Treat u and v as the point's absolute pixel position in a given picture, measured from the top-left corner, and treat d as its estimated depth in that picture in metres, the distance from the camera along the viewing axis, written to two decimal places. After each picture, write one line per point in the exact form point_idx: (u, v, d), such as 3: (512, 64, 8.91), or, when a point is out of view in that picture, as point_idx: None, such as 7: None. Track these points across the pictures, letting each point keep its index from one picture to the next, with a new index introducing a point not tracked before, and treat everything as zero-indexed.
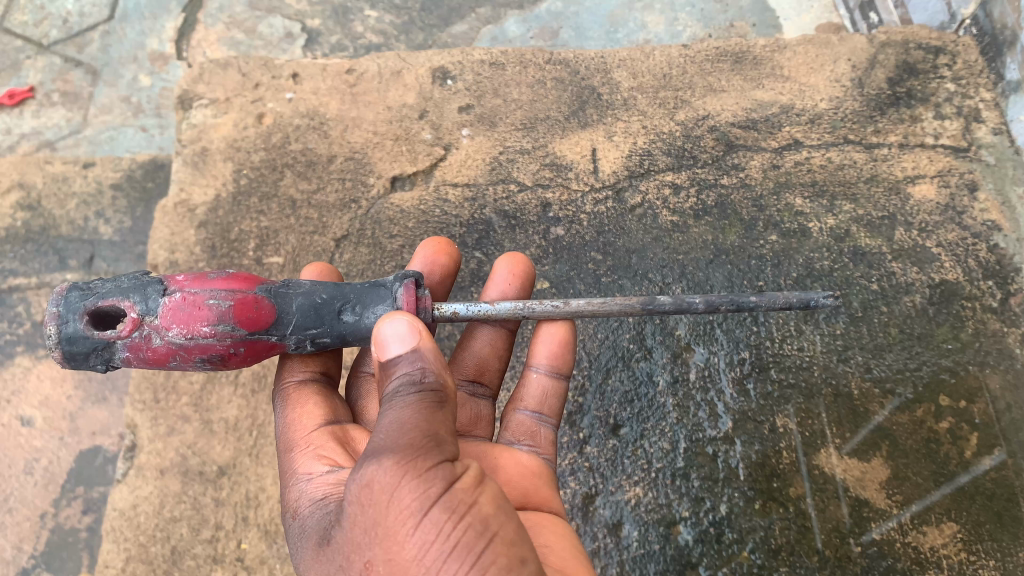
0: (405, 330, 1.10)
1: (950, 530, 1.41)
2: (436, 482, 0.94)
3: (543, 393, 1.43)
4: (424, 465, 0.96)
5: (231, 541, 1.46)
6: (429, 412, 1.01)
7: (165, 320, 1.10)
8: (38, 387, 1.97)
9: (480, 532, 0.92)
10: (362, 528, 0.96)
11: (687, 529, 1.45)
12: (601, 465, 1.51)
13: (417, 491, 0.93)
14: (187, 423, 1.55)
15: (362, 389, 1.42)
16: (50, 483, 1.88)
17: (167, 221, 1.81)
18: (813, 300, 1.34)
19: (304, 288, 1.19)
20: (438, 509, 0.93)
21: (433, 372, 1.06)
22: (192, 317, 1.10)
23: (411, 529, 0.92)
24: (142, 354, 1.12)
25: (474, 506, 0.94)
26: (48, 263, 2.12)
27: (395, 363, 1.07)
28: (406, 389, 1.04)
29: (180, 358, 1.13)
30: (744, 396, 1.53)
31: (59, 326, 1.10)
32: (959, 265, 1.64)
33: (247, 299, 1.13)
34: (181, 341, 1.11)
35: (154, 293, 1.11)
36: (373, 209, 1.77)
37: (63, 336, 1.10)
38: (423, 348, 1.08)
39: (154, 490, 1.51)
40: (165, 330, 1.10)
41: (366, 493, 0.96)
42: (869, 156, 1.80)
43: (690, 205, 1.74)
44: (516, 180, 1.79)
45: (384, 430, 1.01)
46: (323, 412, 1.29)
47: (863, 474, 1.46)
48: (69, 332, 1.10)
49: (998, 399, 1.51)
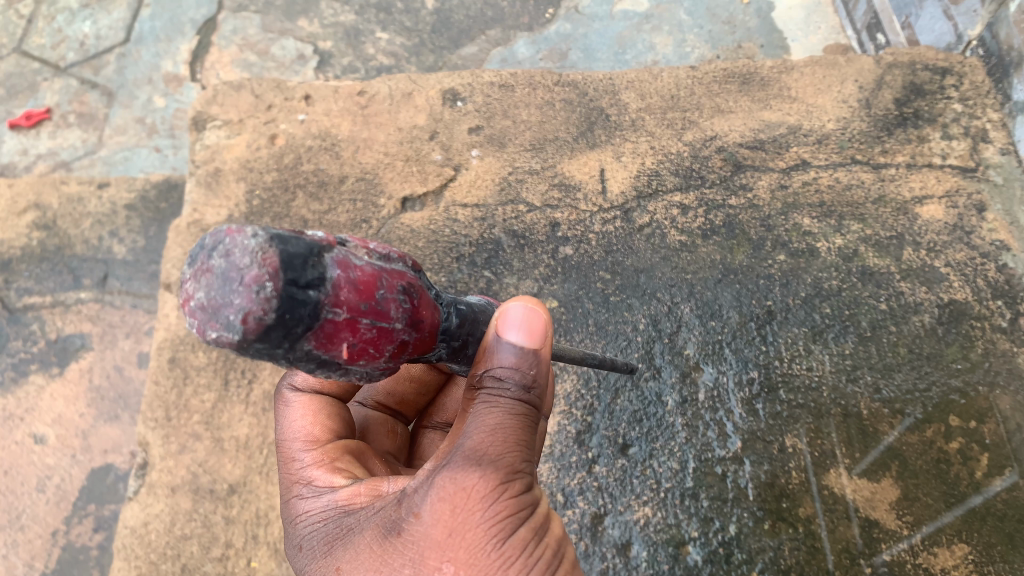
0: (534, 325, 1.05)
1: (961, 552, 1.40)
2: (526, 503, 1.00)
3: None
4: (519, 484, 1.00)
5: (241, 559, 1.47)
6: (530, 426, 1.03)
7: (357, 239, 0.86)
8: (51, 405, 1.99)
9: (555, 552, 1.00)
10: (448, 529, 0.95)
11: (696, 549, 1.44)
12: (609, 484, 1.51)
13: (513, 509, 0.98)
14: (198, 441, 1.57)
15: (361, 413, 1.42)
16: (62, 500, 1.89)
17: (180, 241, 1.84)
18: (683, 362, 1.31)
19: None
20: (525, 527, 0.98)
21: (539, 382, 1.06)
22: None
23: (505, 544, 0.95)
24: (351, 272, 0.78)
25: (548, 529, 1.03)
26: (62, 282, 2.15)
27: (511, 354, 1.03)
28: (514, 393, 1.03)
29: (385, 283, 0.82)
30: (753, 415, 1.54)
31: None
32: (968, 285, 1.65)
33: None
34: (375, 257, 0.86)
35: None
36: (383, 229, 1.79)
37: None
38: (540, 352, 1.06)
39: (165, 507, 1.52)
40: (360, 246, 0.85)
41: (460, 497, 0.96)
42: (877, 176, 1.81)
43: (698, 225, 1.75)
44: (525, 201, 1.81)
45: (486, 432, 1.00)
46: (337, 425, 1.28)
47: (873, 494, 1.46)
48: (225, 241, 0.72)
49: (1009, 419, 1.50)
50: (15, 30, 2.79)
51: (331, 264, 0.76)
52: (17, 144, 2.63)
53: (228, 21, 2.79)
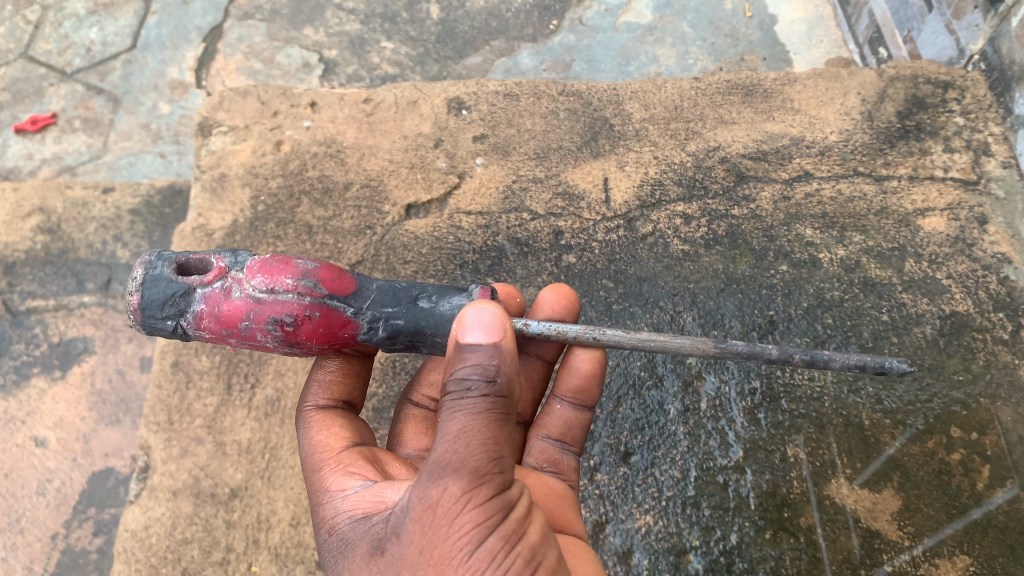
0: (490, 324, 1.10)
1: (962, 564, 1.41)
2: (495, 512, 0.99)
3: (565, 423, 1.45)
4: (486, 492, 0.99)
5: (242, 563, 1.46)
6: (498, 427, 1.03)
7: (250, 272, 1.17)
8: (52, 408, 1.99)
9: (529, 560, 0.98)
10: (420, 547, 0.98)
11: (697, 558, 1.44)
12: (611, 492, 1.51)
13: (479, 520, 0.97)
14: (200, 445, 1.56)
15: (400, 413, 1.44)
16: (62, 504, 1.89)
17: (185, 245, 1.84)
18: (886, 363, 1.28)
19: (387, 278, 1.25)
20: (494, 537, 0.97)
21: (505, 373, 1.06)
22: (277, 269, 1.17)
23: (471, 556, 0.95)
24: (217, 306, 1.16)
25: (524, 537, 1.00)
26: (66, 285, 2.14)
27: (472, 352, 1.07)
28: (478, 391, 1.04)
29: (252, 317, 1.16)
30: (755, 425, 1.54)
31: (148, 269, 1.18)
32: (970, 297, 1.65)
33: (331, 267, 1.19)
34: (260, 291, 1.16)
35: (245, 255, 1.20)
36: (387, 235, 1.79)
37: (148, 280, 1.18)
38: (502, 345, 1.08)
39: (166, 511, 1.51)
40: (247, 280, 1.16)
41: (429, 513, 0.98)
42: (878, 189, 1.82)
43: (701, 234, 1.76)
44: (529, 209, 1.81)
45: (451, 439, 1.01)
46: (348, 434, 1.31)
47: (873, 505, 1.46)
48: (157, 274, 1.18)
49: (1010, 432, 1.51)
50: (21, 36, 2.81)
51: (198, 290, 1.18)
52: (21, 147, 2.64)
53: (234, 29, 2.80)
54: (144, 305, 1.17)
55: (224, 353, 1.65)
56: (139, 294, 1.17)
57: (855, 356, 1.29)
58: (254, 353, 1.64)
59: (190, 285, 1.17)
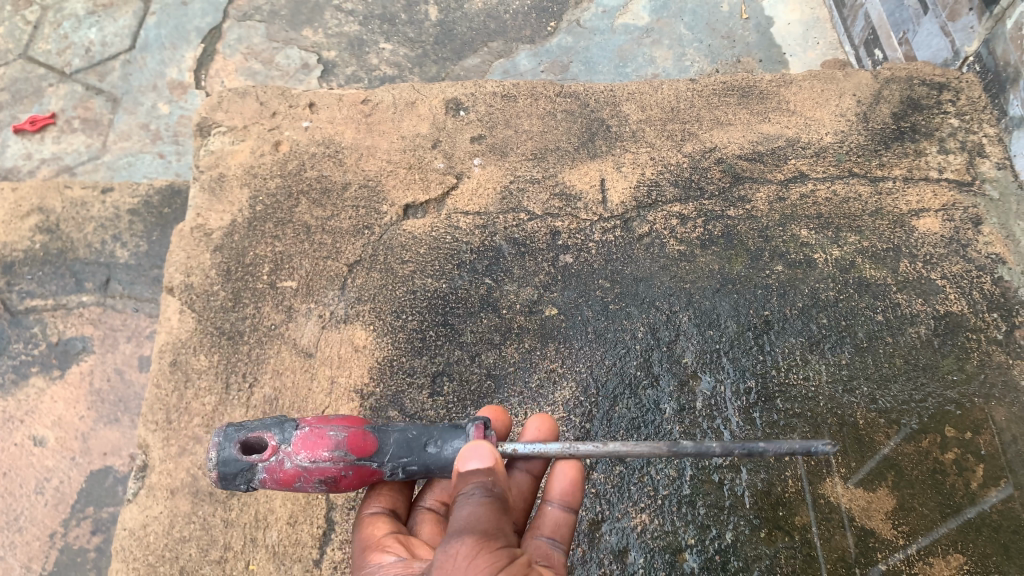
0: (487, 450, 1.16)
1: (957, 562, 1.41)
2: (503, 557, 1.08)
3: (557, 524, 1.35)
4: (496, 544, 1.09)
5: (240, 562, 1.46)
6: (501, 506, 1.13)
7: (296, 446, 1.20)
8: (51, 407, 1.99)
9: None
10: None
11: (692, 557, 1.45)
12: (607, 491, 1.51)
13: (492, 562, 1.06)
14: (199, 444, 1.57)
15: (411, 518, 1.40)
16: (60, 503, 1.89)
17: (184, 245, 1.79)
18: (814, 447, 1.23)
19: (402, 425, 1.26)
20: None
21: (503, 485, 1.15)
22: (317, 443, 1.20)
23: None
24: (273, 476, 1.20)
25: None
26: (64, 285, 2.14)
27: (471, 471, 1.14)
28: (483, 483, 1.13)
29: (302, 479, 1.20)
30: (750, 424, 1.55)
31: (216, 451, 1.19)
32: (964, 298, 1.66)
33: (359, 431, 1.22)
34: (307, 465, 1.19)
35: (292, 426, 1.22)
36: (385, 235, 1.80)
37: (219, 460, 1.19)
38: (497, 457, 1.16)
39: (164, 510, 1.51)
40: (296, 454, 1.19)
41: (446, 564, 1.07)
42: (873, 190, 1.82)
43: (697, 235, 1.77)
44: (526, 210, 1.82)
45: (463, 514, 1.11)
46: (391, 525, 1.33)
47: (868, 504, 1.47)
48: (224, 455, 1.19)
49: (1004, 431, 1.52)
50: (21, 35, 2.81)
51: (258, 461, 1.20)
52: (20, 147, 2.65)
53: (233, 30, 2.82)
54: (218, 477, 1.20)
55: (223, 352, 1.66)
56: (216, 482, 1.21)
57: (786, 444, 1.24)
58: (253, 353, 1.65)
59: (251, 464, 1.19)
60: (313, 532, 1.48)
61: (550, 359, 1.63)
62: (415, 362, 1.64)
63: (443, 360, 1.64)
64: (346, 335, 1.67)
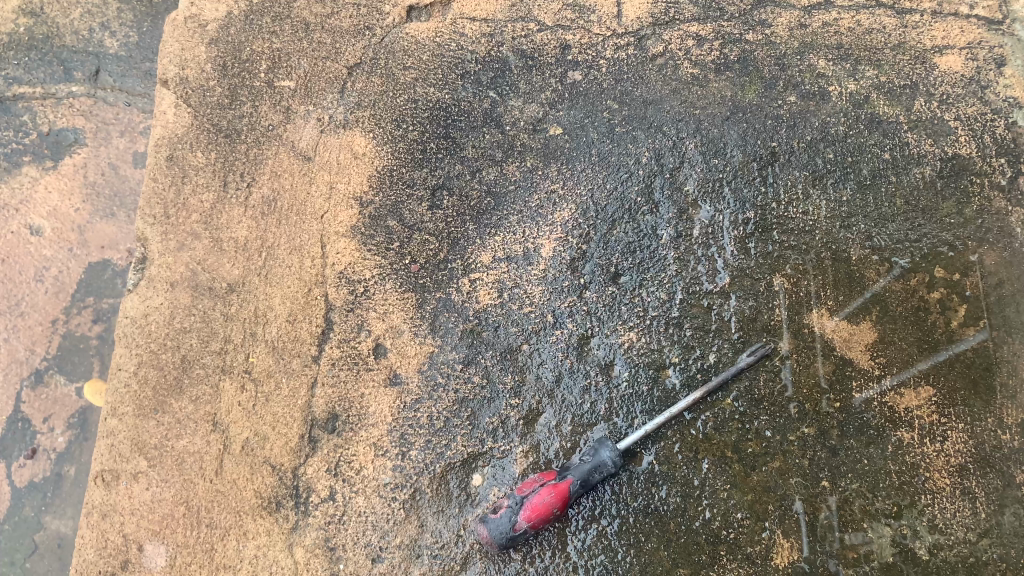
0: None
1: (926, 394, 1.49)
2: None
3: None
4: None
5: (240, 354, 1.51)
6: None
7: (522, 523, 1.33)
8: (46, 198, 1.93)
9: None
10: None
11: (675, 373, 1.50)
12: (598, 309, 1.53)
13: None
14: (197, 240, 1.57)
15: None
16: (60, 291, 1.92)
17: (177, 35, 1.70)
18: (756, 355, 1.50)
19: (578, 465, 1.38)
20: None
21: None
22: (530, 514, 1.33)
23: None
24: (535, 522, 1.33)
25: None
26: (52, 73, 1.97)
27: None
28: None
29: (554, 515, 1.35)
30: (744, 254, 1.57)
31: (493, 538, 1.33)
32: (974, 141, 1.64)
33: (558, 490, 1.34)
34: (536, 522, 1.33)
35: (503, 508, 1.35)
36: (388, 38, 1.72)
37: (493, 539, 1.34)
38: None
39: (165, 301, 1.54)
40: (521, 527, 1.33)
41: None
42: (899, 22, 1.74)
43: (712, 58, 1.71)
44: (536, 20, 1.74)
45: None
46: None
47: (850, 336, 1.53)
48: (500, 534, 1.33)
49: (991, 275, 1.56)
50: None
51: (515, 523, 1.33)
52: None
53: None
54: (499, 542, 1.34)
55: (220, 150, 1.63)
56: (496, 547, 1.35)
57: (717, 379, 1.48)
58: (250, 154, 1.63)
59: (518, 530, 1.33)
60: (312, 330, 1.52)
61: (550, 177, 1.61)
62: (415, 173, 1.62)
63: (443, 174, 1.62)
64: (345, 141, 1.64)
